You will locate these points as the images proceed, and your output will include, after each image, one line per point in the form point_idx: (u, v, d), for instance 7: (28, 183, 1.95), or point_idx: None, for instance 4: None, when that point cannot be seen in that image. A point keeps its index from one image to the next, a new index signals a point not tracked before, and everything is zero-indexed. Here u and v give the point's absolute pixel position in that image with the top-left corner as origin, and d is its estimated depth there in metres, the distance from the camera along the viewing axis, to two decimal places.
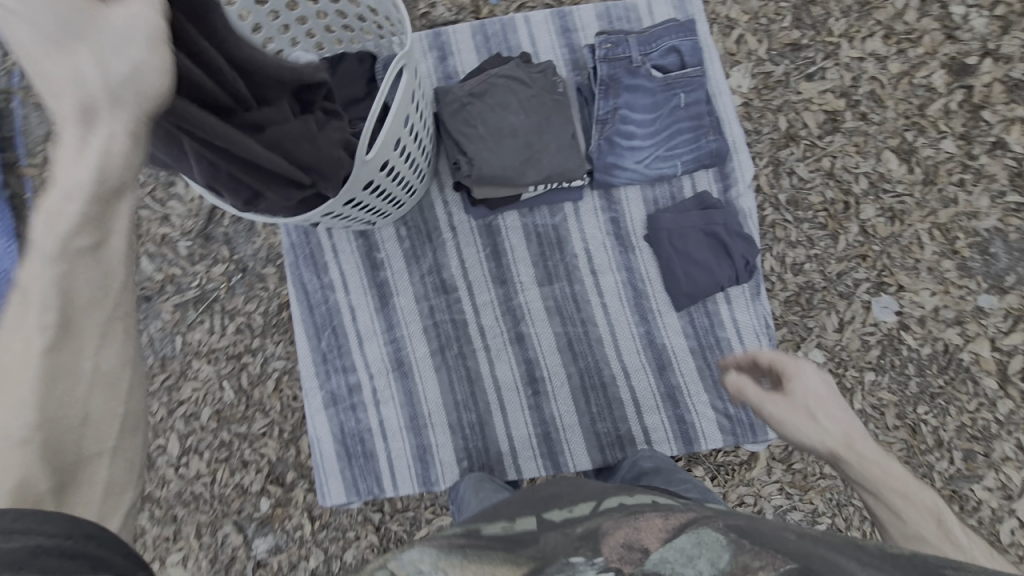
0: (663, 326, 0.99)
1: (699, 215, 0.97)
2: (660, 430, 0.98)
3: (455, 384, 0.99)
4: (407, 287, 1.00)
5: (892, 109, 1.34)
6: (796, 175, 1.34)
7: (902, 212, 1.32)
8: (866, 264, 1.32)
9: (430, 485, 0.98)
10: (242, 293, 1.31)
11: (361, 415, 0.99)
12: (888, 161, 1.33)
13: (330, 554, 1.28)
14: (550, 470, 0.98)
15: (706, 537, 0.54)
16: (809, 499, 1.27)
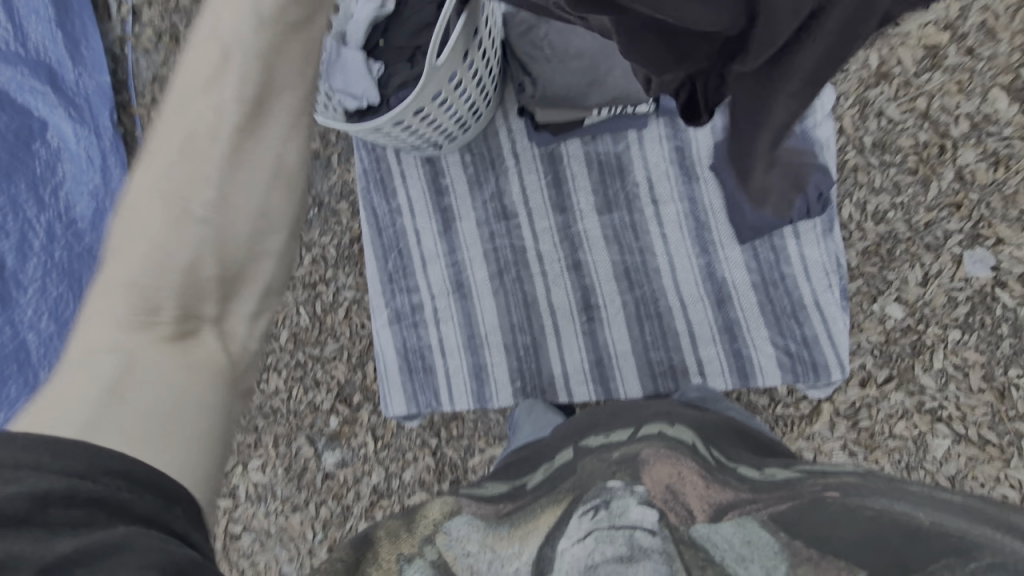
0: (724, 258, 1.03)
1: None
2: (714, 363, 1.03)
3: (512, 306, 1.08)
4: (470, 213, 1.09)
5: (1007, 41, 1.20)
6: (884, 117, 1.23)
7: (1009, 156, 1.19)
8: (960, 214, 1.20)
9: (484, 402, 1.07)
10: (319, 226, 1.39)
11: (423, 332, 1.09)
12: (996, 100, 1.20)
13: (390, 472, 1.36)
14: (600, 395, 1.05)
15: (755, 532, 0.54)
16: (874, 459, 1.21)
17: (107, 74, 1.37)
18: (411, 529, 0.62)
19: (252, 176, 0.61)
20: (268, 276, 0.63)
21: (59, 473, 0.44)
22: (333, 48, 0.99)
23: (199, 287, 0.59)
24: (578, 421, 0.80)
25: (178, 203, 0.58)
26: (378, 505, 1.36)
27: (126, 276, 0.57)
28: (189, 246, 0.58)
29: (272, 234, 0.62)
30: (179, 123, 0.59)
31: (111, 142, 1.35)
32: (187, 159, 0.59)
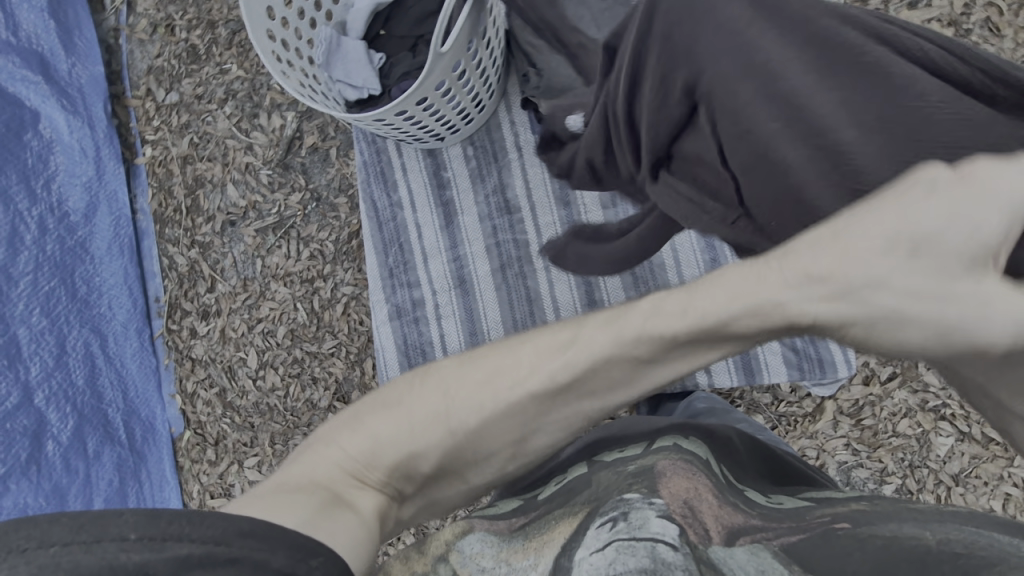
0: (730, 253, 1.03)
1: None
2: (720, 360, 1.05)
3: (515, 302, 1.07)
4: (472, 206, 1.10)
5: (1011, 38, 1.19)
6: None
7: None
8: None
9: None
10: (316, 221, 1.36)
11: (423, 327, 1.08)
12: None
13: None
14: None
15: (769, 563, 0.46)
16: (878, 457, 1.19)
17: (100, 65, 1.39)
18: (421, 551, 0.54)
19: (541, 422, 0.59)
20: (453, 488, 0.62)
21: (197, 540, 0.39)
22: (334, 38, 0.99)
23: (413, 468, 0.59)
24: (591, 436, 0.75)
25: (453, 405, 0.58)
26: None
27: (387, 439, 0.58)
28: (430, 442, 0.58)
29: (485, 467, 0.61)
30: (578, 356, 0.55)
31: (105, 134, 1.37)
32: (524, 384, 0.57)
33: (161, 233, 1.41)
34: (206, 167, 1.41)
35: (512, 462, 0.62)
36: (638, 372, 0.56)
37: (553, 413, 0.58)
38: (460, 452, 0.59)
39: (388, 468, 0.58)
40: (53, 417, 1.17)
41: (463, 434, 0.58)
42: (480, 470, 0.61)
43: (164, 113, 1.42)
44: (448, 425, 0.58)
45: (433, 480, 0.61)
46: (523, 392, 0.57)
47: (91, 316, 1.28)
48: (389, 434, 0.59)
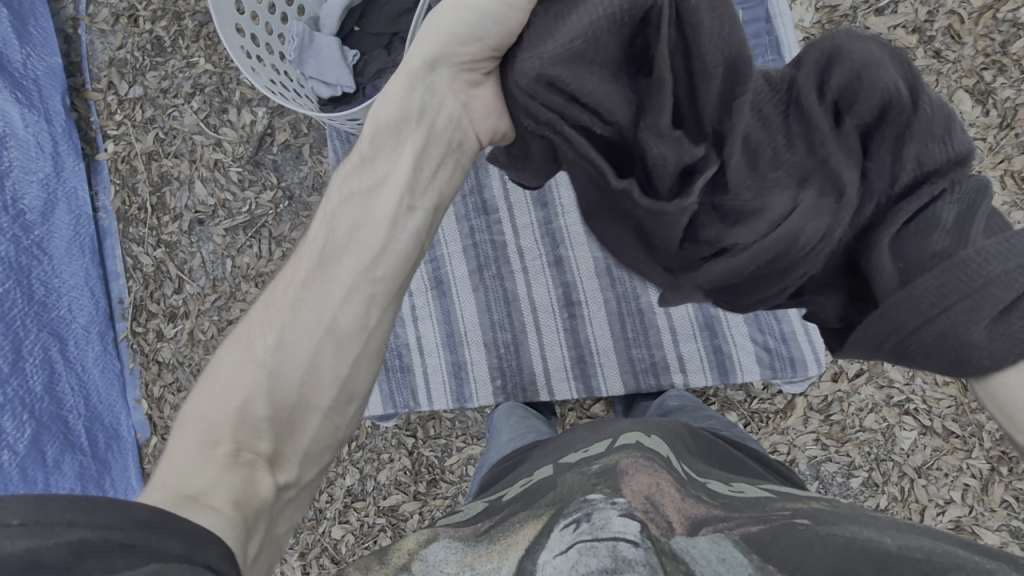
0: None
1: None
2: (694, 358, 1.07)
3: (492, 303, 1.11)
4: (449, 207, 1.13)
5: (971, 45, 1.24)
6: None
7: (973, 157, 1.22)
8: None
9: (463, 401, 1.10)
10: (289, 220, 1.33)
11: (401, 329, 1.12)
12: (961, 102, 1.23)
13: (364, 474, 1.27)
14: (581, 392, 1.09)
15: (730, 550, 0.46)
16: (845, 451, 1.23)
17: (58, 58, 1.34)
18: (383, 561, 0.52)
19: (338, 310, 0.63)
20: (316, 429, 0.62)
21: (91, 527, 0.39)
22: (306, 33, 0.98)
23: (256, 424, 0.59)
24: (560, 439, 0.73)
25: (252, 340, 0.63)
26: (352, 508, 1.26)
27: (217, 411, 0.59)
28: (250, 387, 0.60)
29: (327, 390, 0.62)
30: (315, 241, 0.66)
31: (63, 128, 1.32)
32: (296, 288, 0.64)
33: (125, 232, 1.36)
34: (172, 164, 1.36)
35: (348, 369, 0.63)
36: (379, 220, 0.66)
37: (333, 295, 0.63)
38: (280, 371, 0.61)
39: (212, 444, 0.57)
40: (9, 426, 1.09)
41: (264, 354, 0.61)
42: (317, 383, 0.62)
43: (127, 108, 1.37)
44: (255, 356, 0.61)
45: (283, 436, 0.60)
46: (297, 291, 0.64)
47: (50, 319, 1.22)
48: (212, 403, 0.60)
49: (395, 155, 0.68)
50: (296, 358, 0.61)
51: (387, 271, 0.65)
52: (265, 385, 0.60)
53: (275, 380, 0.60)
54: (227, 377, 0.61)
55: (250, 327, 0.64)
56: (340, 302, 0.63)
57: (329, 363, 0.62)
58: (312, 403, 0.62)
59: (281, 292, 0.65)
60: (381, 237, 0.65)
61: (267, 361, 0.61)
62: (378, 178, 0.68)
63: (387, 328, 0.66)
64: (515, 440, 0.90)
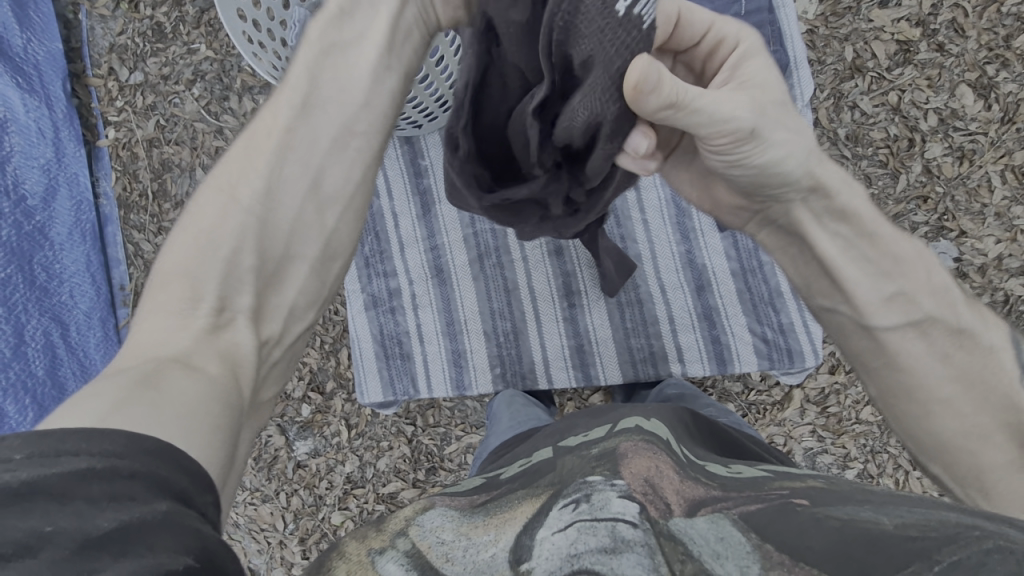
0: (703, 245, 1.10)
1: None
2: (693, 350, 1.08)
3: (492, 293, 1.12)
4: (450, 197, 1.13)
5: (974, 39, 1.24)
6: (858, 110, 1.25)
7: (973, 151, 1.23)
8: (927, 206, 1.23)
9: (463, 389, 1.10)
10: None
11: (400, 318, 1.12)
12: (963, 96, 1.23)
13: (364, 461, 1.28)
14: (580, 381, 1.09)
15: (727, 530, 0.46)
16: (841, 443, 1.24)
17: (59, 42, 1.33)
18: (380, 528, 0.53)
19: (323, 164, 0.67)
20: (303, 280, 0.65)
21: (93, 455, 0.38)
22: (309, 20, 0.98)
23: (240, 276, 0.59)
24: (558, 425, 0.73)
25: (234, 188, 0.62)
26: (351, 495, 1.28)
27: (196, 263, 0.58)
28: (239, 234, 0.60)
29: (315, 241, 0.66)
30: (288, 92, 0.67)
31: (65, 114, 1.32)
32: (270, 136, 0.65)
33: (126, 218, 1.36)
34: (173, 151, 1.36)
35: (336, 220, 0.67)
36: (359, 75, 0.68)
37: (317, 149, 0.66)
38: (263, 220, 0.62)
39: (194, 305, 0.55)
40: (11, 409, 1.13)
41: (237, 201, 0.62)
42: (300, 233, 0.65)
43: (128, 94, 1.37)
44: (234, 201, 0.62)
45: (271, 290, 0.62)
46: (273, 141, 0.65)
47: (52, 304, 1.23)
48: (186, 254, 0.58)
49: (373, 13, 0.68)
50: (281, 206, 0.64)
51: (373, 129, 0.69)
52: (250, 229, 0.61)
53: (258, 228, 0.62)
54: (209, 225, 0.60)
55: (222, 175, 0.64)
56: (326, 151, 0.67)
57: (317, 216, 0.66)
58: (300, 256, 0.65)
59: (259, 138, 0.66)
60: (360, 94, 0.68)
61: (247, 210, 0.62)
62: (359, 33, 0.68)
63: (370, 187, 0.71)
64: (515, 426, 0.91)
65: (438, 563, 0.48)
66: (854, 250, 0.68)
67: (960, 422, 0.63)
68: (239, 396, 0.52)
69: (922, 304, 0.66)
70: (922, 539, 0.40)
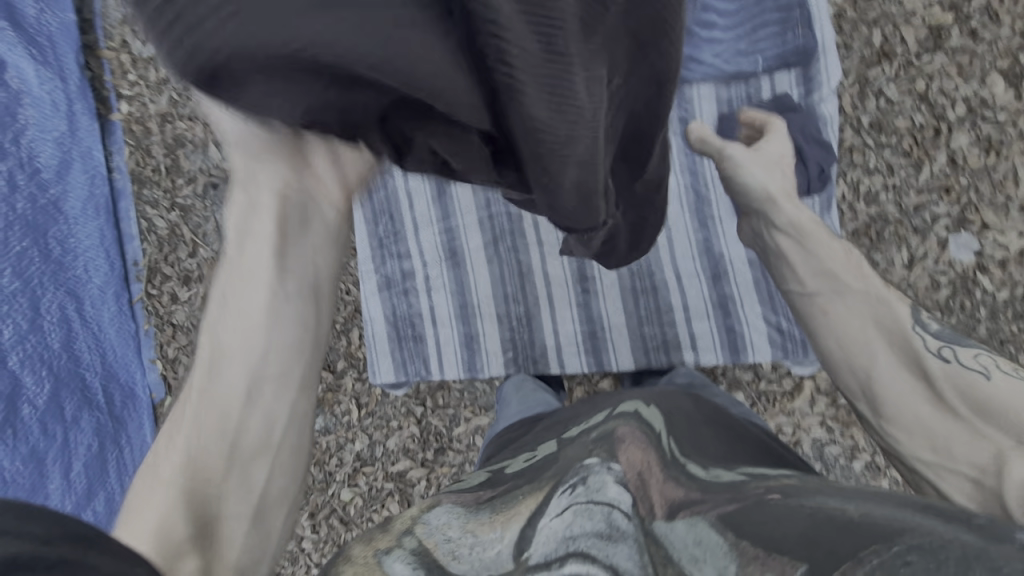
0: (721, 232, 1.08)
1: (818, 150, 1.05)
2: (706, 338, 1.07)
3: (506, 276, 1.11)
4: None
5: (1009, 26, 1.19)
6: (883, 97, 1.22)
7: (1000, 143, 1.20)
8: (949, 198, 1.20)
9: (474, 371, 1.11)
10: None
11: (413, 299, 1.12)
12: (993, 85, 1.20)
13: (374, 440, 1.29)
14: (592, 366, 1.09)
15: (706, 532, 0.45)
16: (851, 435, 1.23)
17: (71, 13, 1.31)
18: (386, 529, 0.52)
19: (244, 415, 0.58)
20: (242, 541, 0.56)
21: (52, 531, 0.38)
22: None
23: (177, 548, 0.53)
24: (564, 411, 0.73)
25: (156, 470, 0.56)
26: (361, 472, 1.29)
27: (127, 546, 0.52)
28: (162, 509, 0.54)
29: (247, 495, 0.57)
30: (203, 349, 0.60)
31: (77, 87, 1.31)
32: (194, 402, 0.58)
33: (139, 194, 1.35)
34: (186, 127, 1.35)
35: (264, 472, 0.58)
36: (257, 314, 0.58)
37: (236, 396, 0.58)
38: (189, 486, 0.55)
39: None
40: (28, 380, 1.16)
41: (162, 476, 0.55)
42: (234, 490, 0.57)
43: (141, 67, 1.35)
44: (159, 478, 0.55)
45: (216, 551, 0.55)
46: (196, 404, 0.58)
47: (66, 279, 1.25)
48: (112, 547, 0.53)
49: (260, 243, 0.59)
50: (205, 473, 0.56)
51: (287, 359, 0.60)
52: (177, 499, 0.54)
53: (187, 499, 0.55)
54: (135, 505, 0.55)
55: (150, 451, 0.58)
56: (243, 402, 0.58)
57: (250, 469, 0.58)
58: (237, 510, 0.56)
59: (173, 406, 0.59)
60: (266, 328, 0.59)
61: (173, 482, 0.55)
62: (252, 271, 0.59)
63: (303, 422, 0.62)
64: (524, 412, 0.91)
65: (444, 561, 0.48)
66: (796, 246, 0.76)
67: (893, 379, 0.63)
68: None
69: (842, 277, 0.71)
70: (885, 524, 0.40)
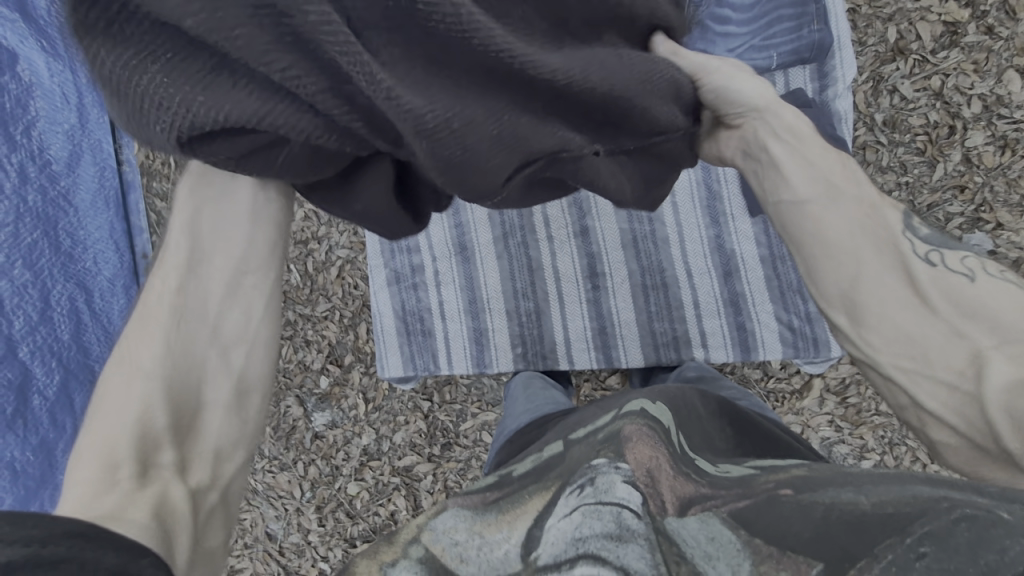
0: (733, 229, 1.07)
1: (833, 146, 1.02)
2: (717, 335, 1.07)
3: (516, 272, 1.11)
4: None
5: None
6: (897, 94, 1.20)
7: (1017, 141, 1.18)
8: (963, 196, 1.19)
9: (483, 367, 1.10)
10: None
11: (422, 294, 1.12)
12: (1010, 82, 1.18)
13: (380, 434, 1.30)
14: (601, 362, 1.09)
15: (719, 529, 0.44)
16: (860, 434, 1.23)
17: None
18: (392, 541, 0.52)
19: (221, 312, 0.61)
20: (220, 428, 0.59)
21: None
22: None
23: (157, 435, 0.55)
24: (574, 415, 0.71)
25: (133, 362, 0.57)
26: (367, 466, 1.30)
27: (106, 434, 0.54)
28: (143, 399, 0.55)
29: (222, 384, 0.60)
30: (176, 248, 0.62)
31: None
32: (169, 297, 0.60)
33: (149, 186, 1.38)
34: None
35: (240, 360, 0.61)
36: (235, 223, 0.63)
37: (212, 295, 0.62)
38: (169, 374, 0.57)
39: (111, 474, 0.52)
40: (38, 371, 1.14)
41: (139, 370, 0.56)
42: (212, 382, 0.59)
43: None
44: (134, 372, 0.56)
45: (198, 438, 0.57)
46: (173, 299, 0.60)
47: (76, 270, 1.24)
48: (96, 434, 0.54)
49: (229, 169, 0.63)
50: (186, 359, 0.59)
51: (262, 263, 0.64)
52: (158, 389, 0.56)
53: (167, 388, 0.56)
54: (113, 396, 0.56)
55: (126, 343, 0.59)
56: (220, 301, 0.61)
57: (230, 356, 0.61)
58: (217, 399, 0.59)
59: (149, 298, 0.61)
60: (241, 233, 0.64)
61: (153, 373, 0.56)
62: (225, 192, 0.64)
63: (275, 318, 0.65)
64: (533, 410, 0.90)
65: (453, 565, 0.49)
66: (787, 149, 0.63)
67: (908, 329, 0.54)
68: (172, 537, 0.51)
69: (844, 190, 0.59)
70: (898, 514, 0.39)
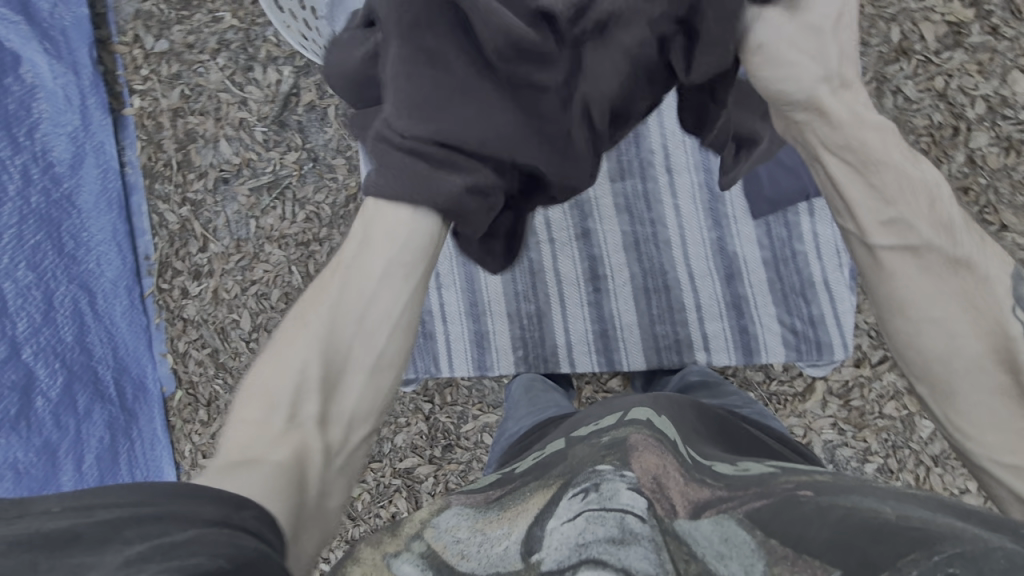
0: (736, 232, 1.07)
1: None
2: (720, 338, 1.06)
3: (518, 274, 1.11)
4: None
5: None
6: (901, 95, 1.20)
7: (1022, 142, 1.17)
8: (968, 198, 1.18)
9: (485, 369, 1.10)
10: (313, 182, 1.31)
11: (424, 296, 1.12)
12: (1014, 83, 1.18)
13: (381, 436, 1.29)
14: (604, 365, 1.09)
15: (733, 530, 0.44)
16: (863, 437, 1.22)
17: (84, 8, 1.33)
18: (395, 531, 0.50)
19: (377, 290, 0.64)
20: (359, 393, 0.62)
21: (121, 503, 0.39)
22: None
23: (308, 389, 0.59)
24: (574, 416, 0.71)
25: (304, 319, 0.63)
26: (368, 468, 1.29)
27: (268, 384, 0.59)
28: (306, 357, 0.60)
29: (367, 355, 0.63)
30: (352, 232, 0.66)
31: (90, 82, 1.32)
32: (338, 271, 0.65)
33: (152, 189, 1.35)
34: (197, 122, 1.35)
35: (383, 339, 0.64)
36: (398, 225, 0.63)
37: (373, 275, 0.64)
38: (324, 339, 0.61)
39: (268, 420, 0.57)
40: (42, 372, 1.15)
41: (304, 329, 0.62)
42: (358, 351, 0.63)
43: (152, 62, 1.35)
44: (302, 330, 0.62)
45: (338, 403, 0.61)
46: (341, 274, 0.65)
47: (79, 272, 1.25)
48: (263, 378, 0.60)
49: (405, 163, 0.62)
50: (341, 329, 0.62)
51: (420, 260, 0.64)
52: (314, 351, 0.60)
53: (323, 351, 0.61)
54: (281, 347, 0.62)
55: (302, 304, 0.65)
56: (376, 281, 0.64)
57: (377, 334, 0.64)
58: (357, 368, 0.62)
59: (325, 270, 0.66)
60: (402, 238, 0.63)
61: (315, 334, 0.61)
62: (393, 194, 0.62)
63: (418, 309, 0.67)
64: (534, 412, 0.90)
65: (454, 560, 0.47)
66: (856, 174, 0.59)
67: (984, 407, 0.55)
68: (303, 487, 0.53)
69: (920, 230, 0.57)
70: (931, 527, 0.37)
